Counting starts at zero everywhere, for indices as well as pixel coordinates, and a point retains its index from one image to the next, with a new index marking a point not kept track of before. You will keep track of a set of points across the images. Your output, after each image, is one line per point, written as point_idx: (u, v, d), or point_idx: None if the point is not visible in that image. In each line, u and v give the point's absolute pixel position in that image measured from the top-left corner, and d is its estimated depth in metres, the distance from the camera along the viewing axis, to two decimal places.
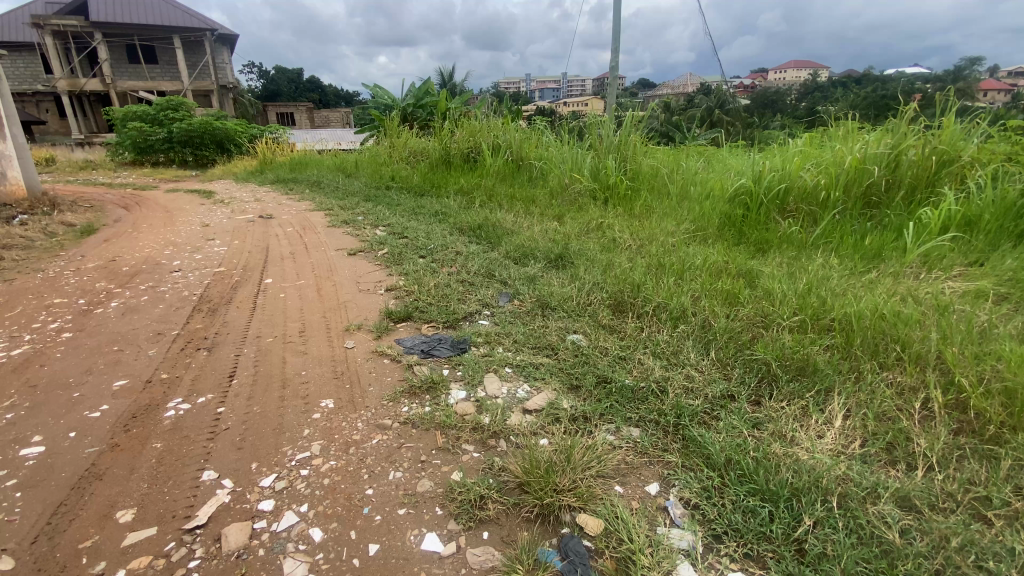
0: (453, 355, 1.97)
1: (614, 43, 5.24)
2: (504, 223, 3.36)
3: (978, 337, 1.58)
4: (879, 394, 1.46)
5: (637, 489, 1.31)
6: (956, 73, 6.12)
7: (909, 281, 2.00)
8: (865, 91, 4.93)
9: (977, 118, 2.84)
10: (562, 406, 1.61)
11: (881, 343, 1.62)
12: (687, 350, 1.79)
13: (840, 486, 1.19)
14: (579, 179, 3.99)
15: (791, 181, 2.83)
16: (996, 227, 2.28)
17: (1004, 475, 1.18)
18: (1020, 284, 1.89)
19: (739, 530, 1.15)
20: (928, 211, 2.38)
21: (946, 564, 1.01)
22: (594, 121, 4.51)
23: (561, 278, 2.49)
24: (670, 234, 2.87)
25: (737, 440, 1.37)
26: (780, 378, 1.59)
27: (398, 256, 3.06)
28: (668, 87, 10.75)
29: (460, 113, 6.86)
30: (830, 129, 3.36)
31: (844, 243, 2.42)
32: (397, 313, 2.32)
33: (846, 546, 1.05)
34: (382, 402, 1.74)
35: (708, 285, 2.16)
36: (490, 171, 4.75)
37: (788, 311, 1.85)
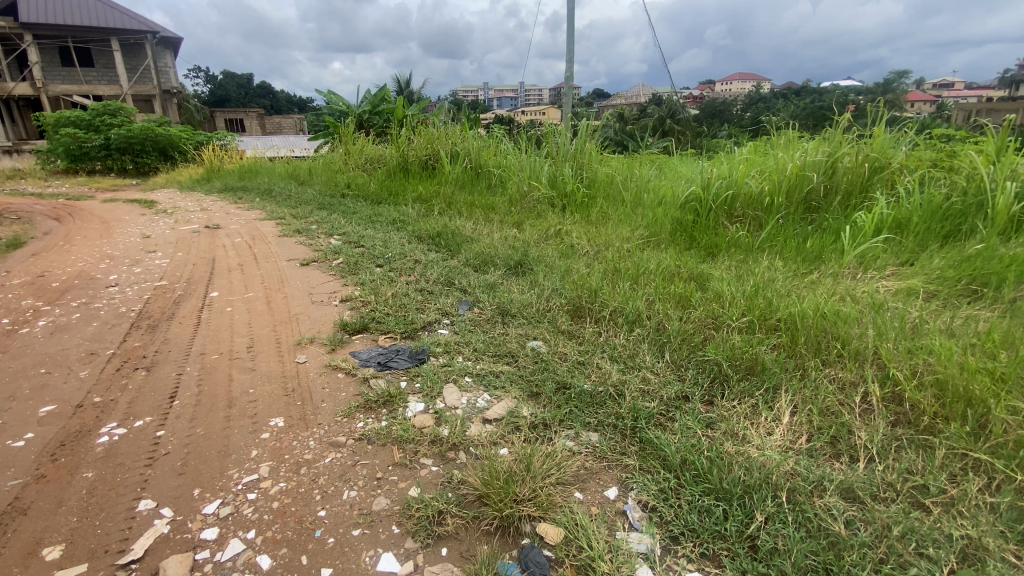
0: (411, 366, 1.92)
1: (568, 54, 5.34)
2: (463, 230, 3.34)
3: (911, 332, 1.67)
4: (823, 389, 1.52)
5: (596, 495, 1.31)
6: (886, 86, 6.57)
7: (847, 281, 2.11)
8: (805, 103, 5.22)
9: (902, 128, 3.05)
10: (522, 413, 1.60)
11: (824, 341, 1.69)
12: (643, 353, 1.82)
13: (789, 481, 1.23)
14: (537, 187, 4.02)
15: (738, 188, 2.94)
16: (925, 228, 2.44)
17: (938, 464, 1.25)
18: (946, 281, 2.02)
19: (696, 530, 1.16)
20: (863, 215, 2.52)
21: (888, 553, 1.06)
22: (550, 130, 4.57)
23: (520, 284, 2.49)
24: (626, 239, 2.93)
25: (692, 440, 1.39)
26: (731, 378, 1.63)
27: (354, 265, 2.98)
28: (621, 96, 11.03)
29: (417, 120, 6.81)
30: (772, 138, 3.53)
31: (788, 246, 2.54)
32: (353, 324, 2.24)
33: (796, 540, 1.09)
34: (336, 418, 1.67)
35: (662, 288, 2.21)
36: (449, 179, 4.72)
37: (737, 312, 1.92)
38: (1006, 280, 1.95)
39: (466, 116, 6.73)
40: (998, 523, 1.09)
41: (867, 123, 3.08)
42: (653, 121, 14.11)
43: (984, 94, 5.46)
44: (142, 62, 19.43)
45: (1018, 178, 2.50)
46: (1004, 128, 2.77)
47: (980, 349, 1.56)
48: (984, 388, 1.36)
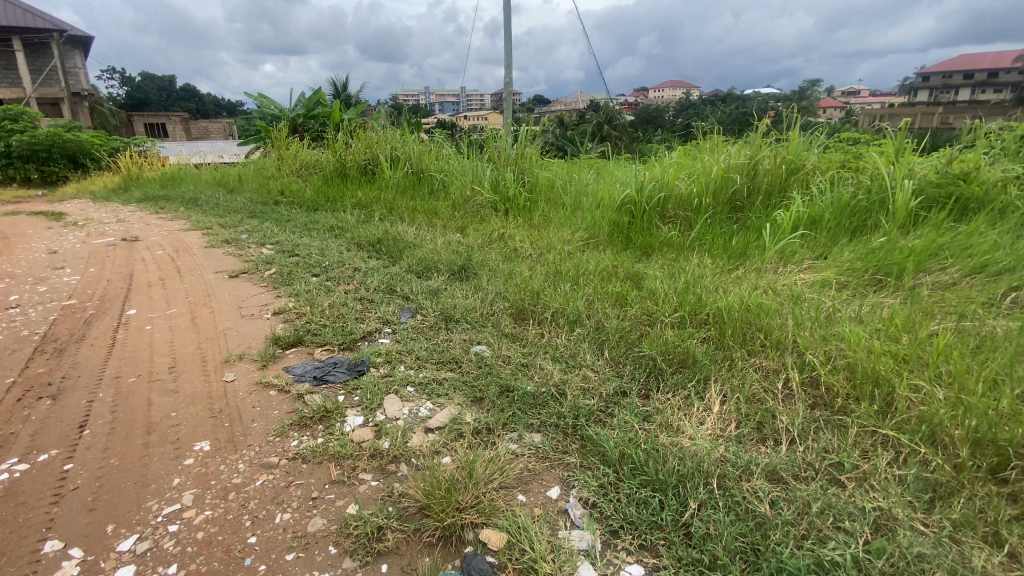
0: (349, 379, 1.85)
1: (507, 59, 5.39)
2: (404, 236, 3.27)
3: (825, 321, 1.80)
4: (749, 378, 1.61)
5: (539, 496, 1.31)
6: (801, 94, 7.10)
7: (769, 276, 2.25)
8: (731, 108, 5.53)
9: (813, 133, 3.30)
10: (465, 420, 1.58)
11: (749, 332, 1.79)
12: (583, 352, 1.85)
13: (719, 467, 1.28)
14: (479, 191, 4.01)
15: (669, 190, 3.08)
16: (835, 224, 2.64)
17: (850, 442, 1.35)
18: (855, 272, 2.19)
19: (634, 523, 1.19)
20: (781, 214, 2.70)
21: (809, 528, 1.12)
22: (491, 134, 4.58)
23: (463, 289, 2.47)
24: (567, 242, 2.98)
25: (630, 435, 1.43)
26: (665, 371, 1.70)
27: (288, 276, 2.85)
28: (561, 101, 11.22)
29: (356, 124, 6.63)
30: (700, 142, 3.71)
31: (716, 244, 2.68)
32: (286, 337, 2.14)
33: (727, 524, 1.13)
34: (267, 438, 1.58)
35: (600, 288, 2.27)
36: (389, 184, 4.63)
37: (669, 308, 2.00)
38: (905, 268, 2.13)
39: (405, 120, 6.61)
40: (905, 493, 1.19)
41: (784, 127, 3.31)
42: (593, 126, 14.49)
43: (885, 101, 5.99)
44: (46, 63, 17.78)
45: (913, 176, 2.73)
46: (900, 131, 3.05)
47: (885, 333, 1.70)
48: (888, 368, 1.49)
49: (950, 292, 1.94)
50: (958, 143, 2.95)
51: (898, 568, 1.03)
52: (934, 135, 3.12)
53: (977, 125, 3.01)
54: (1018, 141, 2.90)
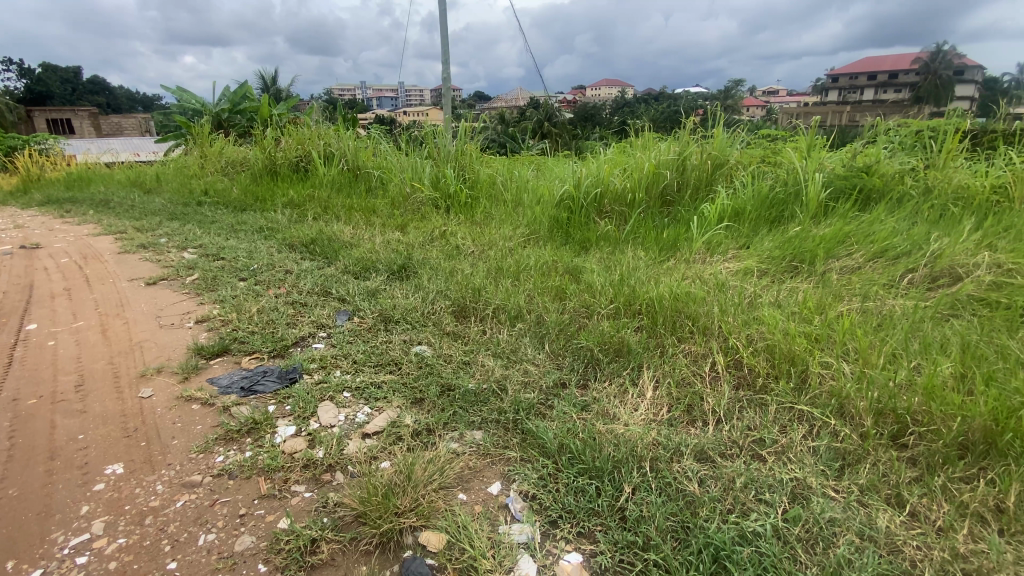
0: (280, 387, 1.76)
1: (445, 54, 5.31)
2: (340, 236, 3.15)
3: (748, 306, 1.91)
4: (679, 363, 1.68)
5: (480, 493, 1.30)
6: (727, 94, 7.51)
7: (698, 266, 2.35)
8: (663, 105, 5.75)
9: (736, 130, 3.49)
10: (405, 422, 1.53)
11: (679, 320, 1.88)
12: (524, 346, 1.86)
13: (652, 451, 1.33)
14: (418, 188, 3.93)
15: (605, 185, 3.16)
16: (757, 215, 2.81)
17: (771, 419, 1.44)
18: (774, 260, 2.34)
19: (573, 511, 1.22)
20: (708, 207, 2.85)
21: (735, 502, 1.19)
22: (429, 130, 4.51)
23: (402, 288, 2.40)
24: (508, 238, 2.98)
25: (569, 426, 1.45)
26: (602, 361, 1.75)
27: (213, 281, 2.68)
28: (502, 99, 11.23)
29: (286, 119, 6.32)
30: (634, 138, 3.83)
31: (648, 236, 2.78)
32: (210, 347, 2.00)
33: (659, 505, 1.18)
34: (190, 455, 1.48)
35: (540, 283, 2.30)
36: (324, 181, 4.45)
37: (605, 300, 2.06)
38: (818, 255, 2.29)
39: (340, 115, 6.37)
40: (818, 463, 1.28)
41: (710, 124, 3.48)
42: (534, 123, 14.60)
43: (800, 100, 6.43)
44: None
45: (823, 169, 2.95)
46: (811, 128, 3.29)
47: (800, 315, 1.83)
48: (802, 348, 1.60)
49: (855, 275, 2.11)
50: (862, 139, 3.21)
51: (812, 533, 1.11)
52: (841, 131, 3.37)
53: (877, 123, 3.29)
54: (913, 137, 3.15)
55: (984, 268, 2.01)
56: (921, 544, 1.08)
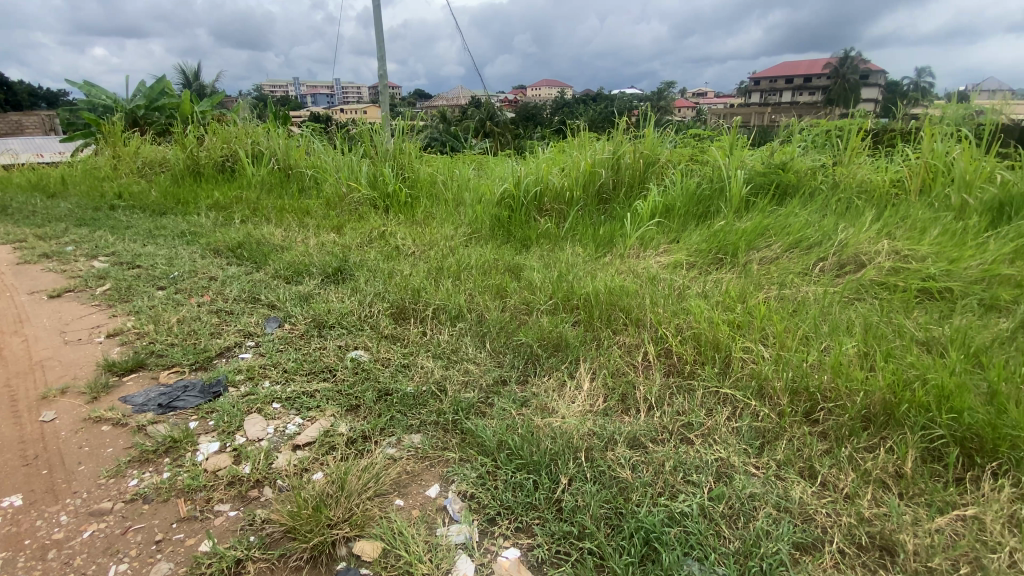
0: (203, 402, 1.65)
1: (381, 51, 5.18)
2: (271, 239, 3.01)
3: (678, 298, 2.00)
4: (614, 355, 1.73)
5: (418, 497, 1.27)
6: (660, 95, 7.84)
7: (631, 261, 2.44)
8: (600, 105, 5.91)
9: (665, 131, 3.64)
10: (339, 430, 1.48)
11: (613, 314, 1.94)
12: (464, 346, 1.85)
13: (587, 441, 1.36)
14: (355, 188, 3.82)
15: (543, 184, 3.20)
16: (686, 211, 2.94)
17: (698, 403, 1.51)
18: (702, 252, 2.46)
19: (511, 507, 1.22)
20: (641, 204, 2.95)
21: (665, 485, 1.24)
22: (365, 128, 4.38)
23: (337, 291, 2.32)
24: (449, 237, 2.95)
25: (508, 423, 1.46)
26: (541, 357, 1.77)
27: (127, 291, 2.47)
28: (443, 97, 11.11)
29: (210, 117, 5.95)
30: (571, 138, 3.90)
31: (586, 233, 2.84)
32: (123, 363, 1.85)
33: (594, 494, 1.20)
34: (100, 481, 1.36)
35: (480, 282, 2.29)
36: (253, 182, 4.23)
37: (544, 297, 2.09)
38: (740, 247, 2.43)
39: (270, 112, 6.07)
40: (741, 442, 1.36)
41: (642, 124, 3.60)
42: (476, 122, 14.56)
43: (726, 102, 6.79)
44: None
45: (745, 166, 3.13)
46: (733, 128, 3.48)
47: (724, 304, 1.93)
48: (726, 335, 1.69)
49: (773, 265, 2.25)
50: (779, 138, 3.43)
51: (735, 509, 1.17)
52: (761, 130, 3.59)
53: (792, 123, 3.53)
54: (823, 135, 3.41)
55: (884, 255, 2.20)
56: (831, 511, 1.16)
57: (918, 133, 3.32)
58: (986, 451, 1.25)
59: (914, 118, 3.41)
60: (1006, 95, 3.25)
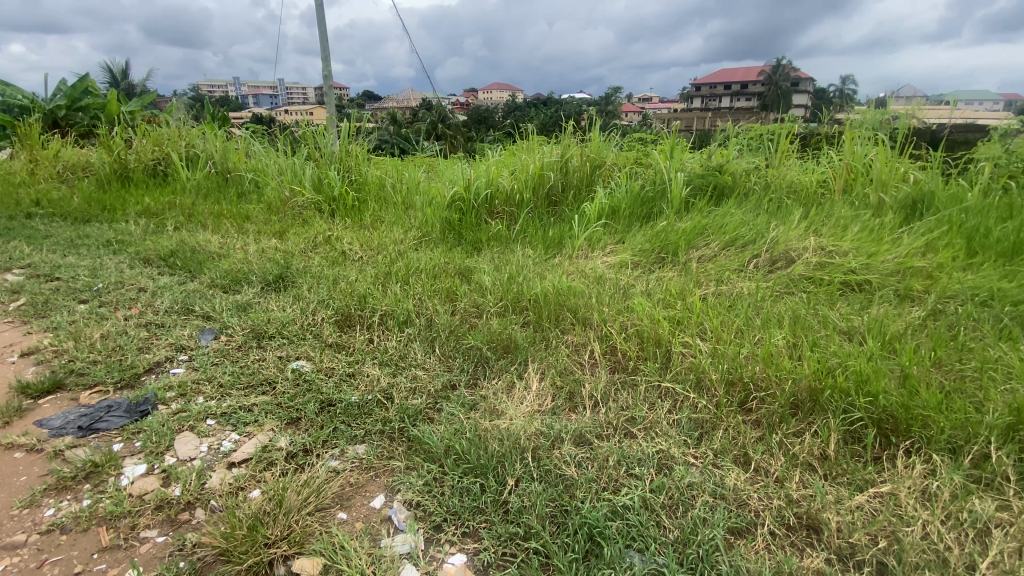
0: (130, 422, 1.55)
1: (325, 52, 5.05)
2: (207, 246, 2.86)
3: (623, 297, 2.05)
4: (562, 355, 1.76)
5: (361, 509, 1.24)
6: (607, 100, 8.04)
7: (579, 262, 2.48)
8: (550, 109, 5.99)
9: (611, 135, 3.74)
10: (278, 445, 1.42)
11: (561, 315, 1.98)
12: (413, 351, 1.83)
13: (534, 441, 1.37)
14: (299, 192, 3.69)
15: (494, 187, 3.20)
16: (632, 212, 3.03)
17: (641, 398, 1.55)
18: (646, 252, 2.54)
19: (457, 512, 1.21)
20: (588, 206, 3.02)
21: (609, 479, 1.26)
22: (309, 130, 4.25)
23: (279, 299, 2.23)
24: (398, 241, 2.90)
25: (456, 427, 1.45)
26: (491, 359, 1.77)
27: (44, 306, 2.28)
28: (393, 100, 10.93)
29: (140, 118, 5.60)
30: (520, 141, 3.93)
31: (536, 235, 2.88)
32: (38, 384, 1.70)
33: (540, 494, 1.21)
34: (10, 513, 1.24)
35: (429, 286, 2.27)
36: (189, 186, 4.01)
37: (494, 300, 2.10)
38: (681, 246, 2.52)
39: (207, 114, 5.78)
40: (681, 434, 1.41)
41: (588, 128, 3.68)
42: (428, 124, 14.44)
43: (669, 107, 7.05)
44: None
45: (685, 169, 3.25)
46: (673, 133, 3.62)
47: (666, 302, 2.00)
48: (667, 332, 1.75)
49: (712, 263, 2.35)
50: (717, 141, 3.59)
51: (674, 499, 1.21)
52: (701, 134, 3.74)
53: (728, 128, 3.70)
54: (758, 138, 3.59)
55: (811, 251, 2.34)
56: (763, 495, 1.22)
57: (840, 137, 3.55)
58: (900, 430, 1.35)
59: (837, 123, 3.65)
60: (919, 101, 3.51)
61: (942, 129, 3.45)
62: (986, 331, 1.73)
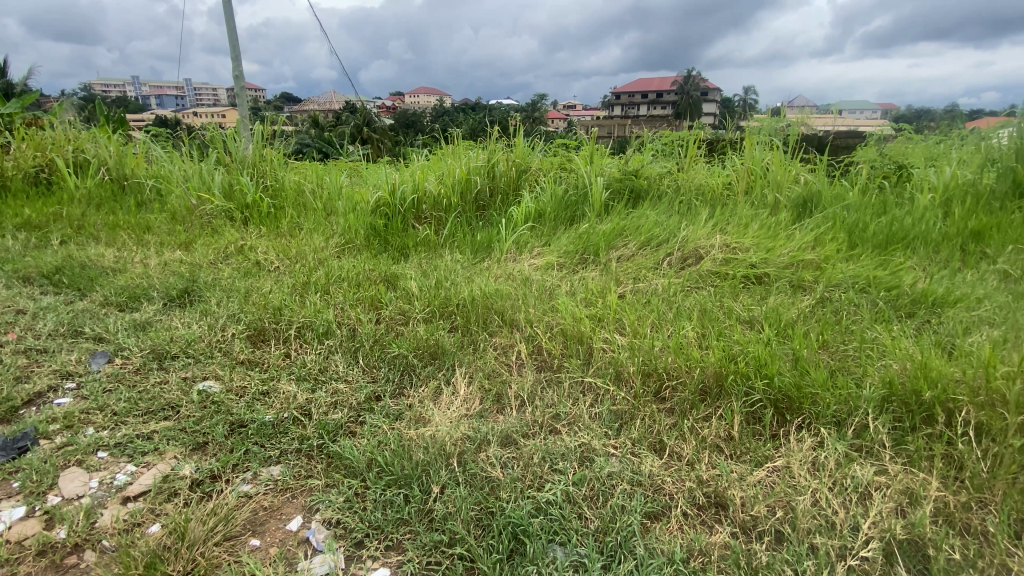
0: (4, 461, 1.37)
1: (235, 51, 4.75)
2: (100, 262, 2.59)
3: (548, 298, 2.10)
4: (488, 358, 1.77)
5: (276, 533, 1.18)
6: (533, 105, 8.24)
7: (507, 265, 2.52)
8: (477, 114, 6.03)
9: (535, 140, 3.82)
10: (183, 473, 1.32)
11: (488, 318, 1.99)
12: (334, 363, 1.76)
13: (459, 447, 1.37)
14: (208, 200, 3.45)
15: (420, 192, 3.17)
16: (557, 215, 3.11)
17: (565, 395, 1.60)
18: (570, 254, 2.62)
19: (380, 526, 1.18)
20: (515, 210, 3.07)
21: (534, 477, 1.29)
22: (218, 133, 3.98)
23: (184, 316, 2.07)
24: (319, 249, 2.79)
25: (379, 439, 1.42)
26: (417, 366, 1.75)
27: None
28: (313, 101, 10.47)
29: (16, 121, 4.98)
30: (446, 146, 3.92)
31: (463, 240, 2.88)
32: None
33: (465, 499, 1.21)
34: None
35: (351, 294, 2.20)
36: (78, 195, 3.62)
37: (420, 305, 2.07)
38: (602, 247, 2.63)
39: (100, 115, 5.27)
40: (602, 427, 1.46)
41: (512, 133, 3.74)
42: (354, 128, 14.01)
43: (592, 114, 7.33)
44: None
45: (604, 173, 3.39)
46: (594, 138, 3.75)
47: (588, 301, 2.07)
48: (588, 330, 1.82)
49: (631, 262, 2.46)
50: (634, 146, 3.77)
51: (595, 490, 1.26)
52: (619, 140, 3.92)
53: (644, 134, 3.90)
54: (672, 143, 3.81)
55: (718, 248, 2.51)
56: (676, 479, 1.30)
57: (742, 142, 3.85)
58: (793, 408, 1.49)
59: (740, 129, 3.96)
60: (807, 110, 3.89)
61: (827, 135, 3.95)
62: (864, 314, 1.94)
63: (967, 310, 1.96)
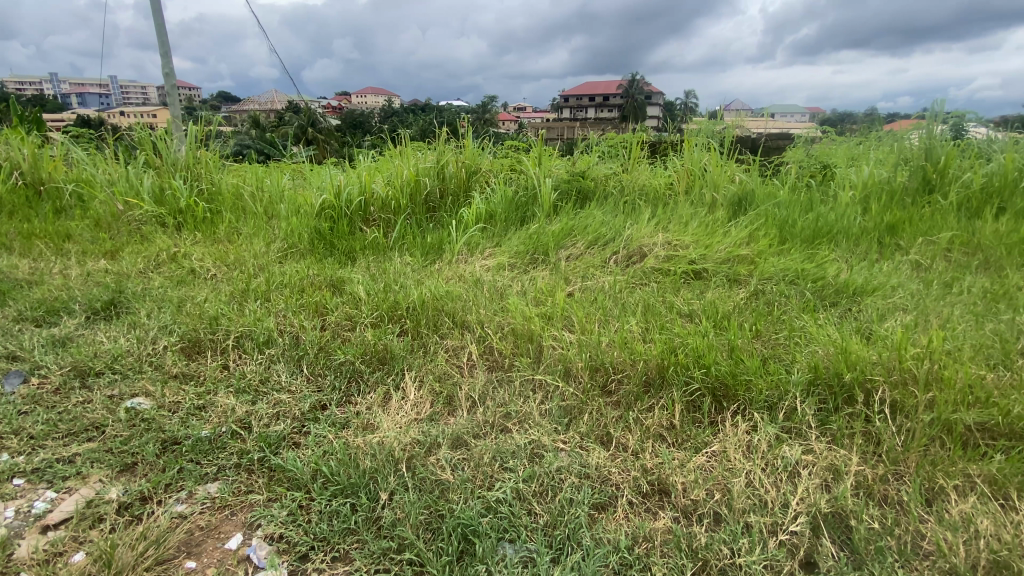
0: None
1: (163, 46, 4.47)
2: (12, 274, 2.39)
3: (498, 299, 2.12)
4: (438, 361, 1.76)
5: (214, 553, 1.13)
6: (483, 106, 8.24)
7: (458, 266, 2.52)
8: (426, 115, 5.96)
9: (484, 142, 3.83)
10: (109, 497, 1.24)
11: (439, 319, 1.99)
12: (276, 373, 1.70)
13: (408, 452, 1.36)
14: (136, 205, 3.24)
15: (367, 194, 3.11)
16: (508, 216, 3.14)
17: (515, 394, 1.61)
18: (520, 254, 2.65)
19: (325, 537, 1.16)
20: (465, 211, 3.06)
21: (483, 476, 1.30)
22: (146, 134, 3.74)
23: (109, 329, 1.94)
24: (259, 255, 2.68)
25: (324, 449, 1.38)
26: (365, 373, 1.72)
27: None
28: (253, 101, 10.03)
29: None
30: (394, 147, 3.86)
31: (413, 242, 2.85)
32: None
33: (413, 503, 1.20)
34: None
35: (294, 301, 2.13)
36: None
37: (368, 310, 2.03)
38: (551, 246, 2.67)
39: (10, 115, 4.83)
40: (552, 423, 1.49)
41: (461, 134, 3.73)
42: (299, 128, 13.52)
43: (542, 116, 7.42)
44: None
45: (553, 175, 3.45)
46: (542, 140, 3.81)
47: (538, 300, 2.10)
48: (537, 329, 1.85)
49: (579, 261, 2.52)
50: (581, 147, 3.85)
51: (544, 486, 1.28)
52: (567, 142, 3.99)
53: (590, 136, 3.99)
54: (617, 144, 3.92)
55: (660, 246, 2.61)
56: (622, 469, 1.34)
57: (682, 144, 4.01)
58: (730, 396, 1.57)
59: (681, 130, 4.12)
60: (742, 113, 4.10)
61: (760, 136, 4.18)
62: (793, 304, 2.07)
63: (883, 297, 2.13)
